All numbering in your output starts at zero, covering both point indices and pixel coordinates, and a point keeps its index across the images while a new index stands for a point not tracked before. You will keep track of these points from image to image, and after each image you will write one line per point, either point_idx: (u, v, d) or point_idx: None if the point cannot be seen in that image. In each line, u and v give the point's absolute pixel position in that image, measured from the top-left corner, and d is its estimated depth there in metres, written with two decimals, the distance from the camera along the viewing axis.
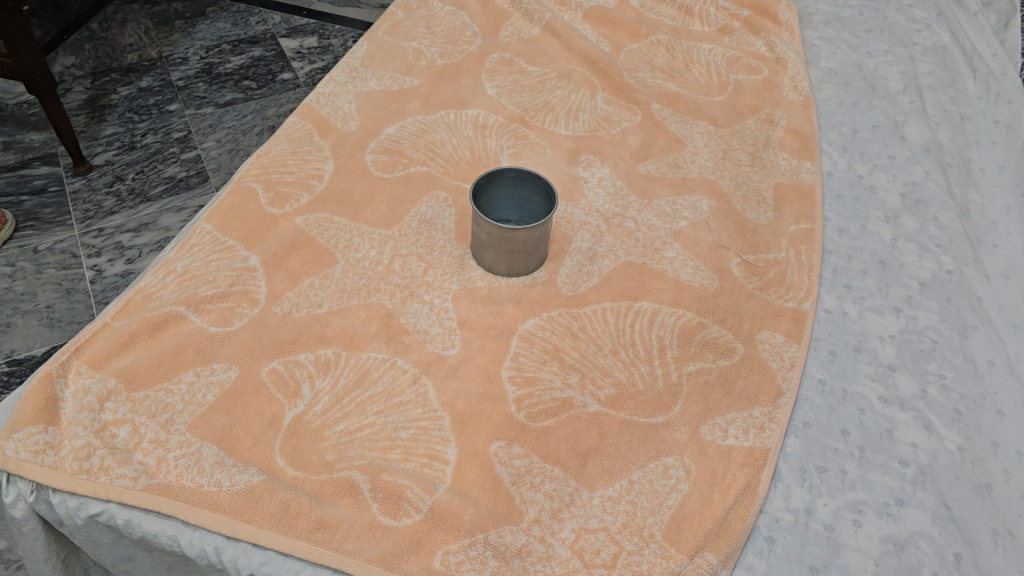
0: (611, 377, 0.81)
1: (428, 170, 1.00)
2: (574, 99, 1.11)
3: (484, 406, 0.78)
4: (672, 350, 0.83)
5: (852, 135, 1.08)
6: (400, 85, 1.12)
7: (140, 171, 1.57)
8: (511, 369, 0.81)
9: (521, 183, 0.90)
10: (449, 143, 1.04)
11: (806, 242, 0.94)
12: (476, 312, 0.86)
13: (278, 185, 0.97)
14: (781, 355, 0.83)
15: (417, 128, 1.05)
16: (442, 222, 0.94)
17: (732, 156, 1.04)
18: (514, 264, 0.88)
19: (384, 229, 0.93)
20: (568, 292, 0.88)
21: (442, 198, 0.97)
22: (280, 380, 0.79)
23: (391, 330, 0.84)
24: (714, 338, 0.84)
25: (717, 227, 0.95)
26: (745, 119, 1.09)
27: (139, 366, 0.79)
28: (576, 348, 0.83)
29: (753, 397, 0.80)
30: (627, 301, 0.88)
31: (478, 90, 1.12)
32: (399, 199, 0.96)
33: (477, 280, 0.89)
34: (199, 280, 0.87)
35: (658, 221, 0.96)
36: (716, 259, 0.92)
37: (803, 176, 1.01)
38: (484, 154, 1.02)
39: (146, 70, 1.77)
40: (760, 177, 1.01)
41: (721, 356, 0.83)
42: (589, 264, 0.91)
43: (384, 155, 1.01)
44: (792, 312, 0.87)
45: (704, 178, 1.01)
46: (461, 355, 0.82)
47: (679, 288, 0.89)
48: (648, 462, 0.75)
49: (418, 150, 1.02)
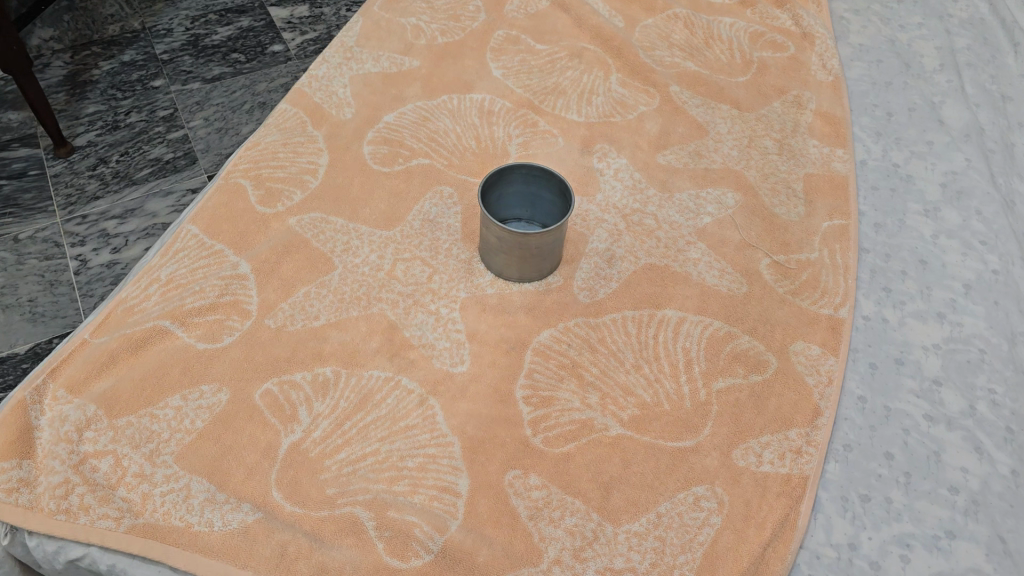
0: (634, 396, 0.74)
1: (431, 162, 0.92)
2: (587, 80, 1.03)
3: (497, 431, 0.72)
4: (699, 364, 0.77)
5: (886, 120, 1.00)
6: (399, 67, 1.04)
7: (125, 153, 1.49)
8: (525, 387, 0.75)
9: (533, 180, 0.83)
10: (453, 132, 0.96)
11: (840, 240, 0.87)
12: (486, 322, 0.79)
13: (269, 182, 0.89)
14: (818, 369, 0.77)
15: (417, 116, 0.98)
16: (447, 221, 0.87)
17: (758, 144, 0.97)
18: (526, 269, 0.81)
19: (385, 230, 0.86)
20: (586, 300, 0.82)
21: (447, 194, 0.90)
22: (274, 404, 0.73)
23: (395, 344, 0.77)
24: (744, 350, 0.78)
25: (744, 224, 0.88)
26: (770, 101, 1.02)
27: (120, 390, 0.73)
28: (595, 363, 0.77)
29: (789, 417, 0.73)
30: (649, 309, 0.81)
31: (484, 71, 1.04)
32: (400, 195, 0.89)
33: (486, 287, 0.82)
34: (185, 290, 0.80)
35: (680, 217, 0.89)
36: (744, 260, 0.85)
37: (835, 165, 0.94)
38: (491, 143, 0.95)
39: (128, 43, 1.67)
40: (789, 168, 0.94)
41: (752, 371, 0.76)
42: (607, 267, 0.84)
43: (383, 147, 0.94)
44: (828, 319, 0.80)
45: (728, 169, 0.94)
46: (471, 372, 0.76)
47: (705, 293, 0.82)
48: (676, 492, 0.69)
49: (420, 140, 0.95)
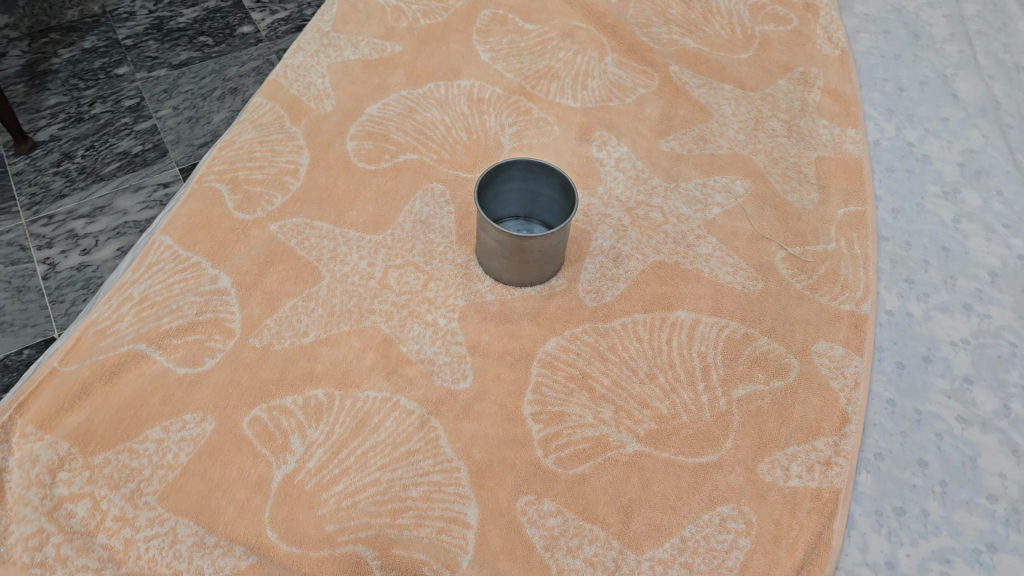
0: (649, 408, 0.70)
1: (421, 157, 0.86)
2: (580, 61, 0.97)
3: (506, 452, 0.67)
4: (716, 371, 0.72)
5: (897, 95, 0.95)
6: (379, 53, 0.97)
7: (90, 147, 1.41)
8: (533, 402, 0.70)
9: (533, 176, 0.77)
10: (441, 123, 0.90)
11: (857, 229, 0.82)
12: (488, 333, 0.74)
13: (246, 185, 0.83)
14: (842, 371, 0.72)
15: (403, 106, 0.91)
16: (440, 222, 0.81)
17: (765, 126, 0.91)
18: (526, 273, 0.76)
19: (374, 234, 0.80)
20: (593, 305, 0.76)
21: (438, 192, 0.84)
22: (264, 433, 0.67)
23: (391, 361, 0.72)
24: (764, 354, 0.73)
25: (755, 214, 0.83)
26: (776, 79, 0.96)
27: (95, 424, 0.67)
28: (607, 373, 0.72)
29: (815, 426, 0.69)
30: (661, 311, 0.76)
31: (471, 54, 0.97)
32: (389, 194, 0.83)
33: (486, 293, 0.77)
34: (161, 309, 0.74)
35: (687, 209, 0.84)
36: (758, 254, 0.80)
37: (847, 147, 0.89)
38: (483, 134, 0.89)
39: (88, 28, 1.59)
40: (799, 151, 0.89)
41: (774, 377, 0.72)
42: (614, 268, 0.79)
43: (367, 142, 0.87)
44: (850, 316, 0.76)
45: (736, 154, 0.89)
46: (474, 388, 0.71)
47: (719, 292, 0.77)
48: (701, 512, 0.64)
49: (407, 133, 0.89)
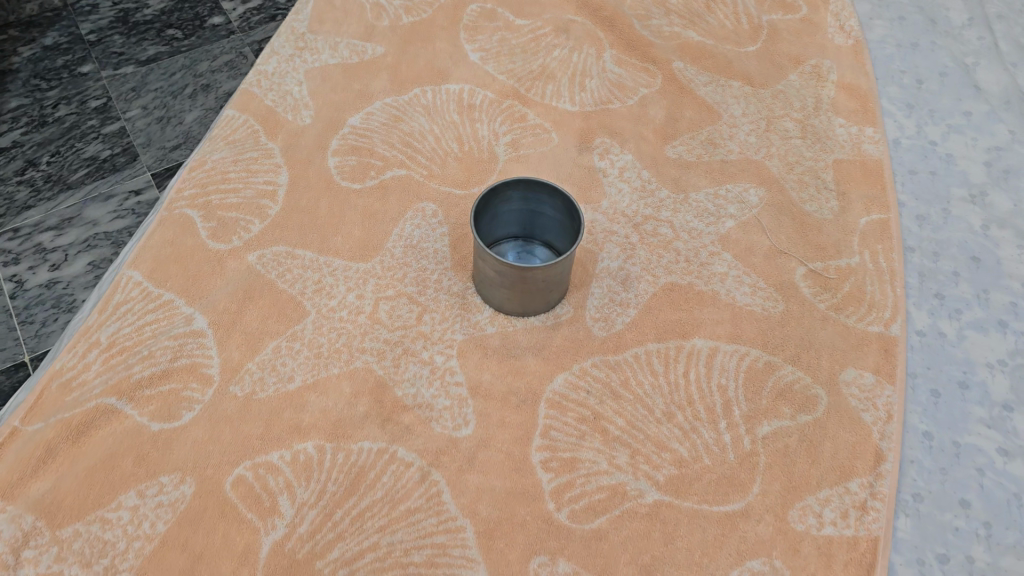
0: (668, 452, 0.64)
1: (409, 173, 0.80)
2: (577, 59, 0.90)
3: (514, 507, 0.62)
4: (738, 406, 0.67)
5: (916, 88, 0.89)
6: (360, 56, 0.90)
7: (56, 153, 1.33)
8: (543, 449, 0.64)
9: (533, 196, 0.71)
10: (430, 133, 0.83)
11: (882, 240, 0.77)
12: (490, 371, 0.68)
13: (220, 210, 0.76)
14: (874, 403, 0.67)
15: (388, 115, 0.84)
16: (433, 246, 0.75)
17: (778, 126, 0.85)
18: (529, 303, 0.70)
19: (361, 262, 0.74)
20: (602, 335, 0.71)
21: (430, 212, 0.77)
22: (249, 495, 0.61)
23: (385, 407, 0.66)
24: (788, 385, 0.68)
25: (772, 226, 0.77)
26: (786, 73, 0.90)
27: (62, 492, 0.61)
28: (620, 413, 0.66)
29: (847, 466, 0.64)
30: (676, 340, 0.70)
31: (459, 55, 0.90)
32: (375, 216, 0.76)
33: (486, 325, 0.71)
34: (132, 356, 0.68)
35: (699, 223, 0.78)
36: (777, 272, 0.75)
37: (866, 148, 0.83)
38: (476, 145, 0.82)
39: (49, 23, 1.50)
40: (815, 154, 0.83)
41: (800, 411, 0.67)
42: (623, 292, 0.73)
43: (351, 157, 0.81)
44: (879, 339, 0.70)
45: (747, 160, 0.82)
46: (478, 435, 0.65)
47: (738, 317, 0.72)
48: (729, 569, 0.59)
49: (393, 145, 0.82)
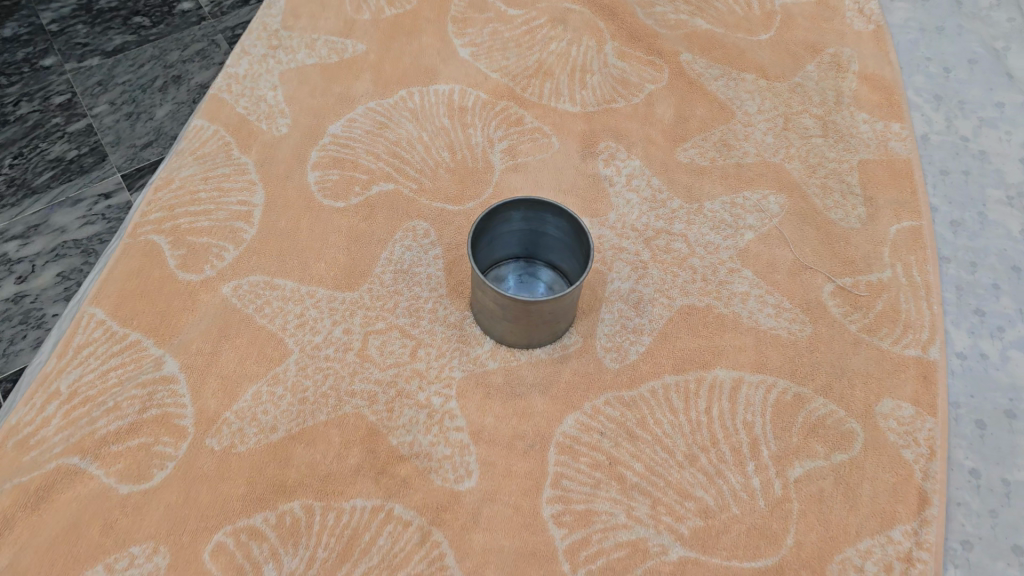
0: (693, 501, 0.59)
1: (398, 188, 0.73)
2: (576, 53, 0.83)
3: (526, 570, 0.56)
4: (767, 446, 0.61)
5: (943, 77, 0.83)
6: (340, 54, 0.82)
7: (17, 155, 1.14)
8: (555, 501, 0.58)
9: (535, 216, 0.64)
10: (419, 141, 0.76)
11: (915, 250, 0.70)
12: (493, 412, 0.62)
13: (190, 236, 0.69)
14: (915, 438, 0.61)
15: (372, 122, 0.77)
16: (425, 270, 0.68)
17: (796, 124, 0.78)
18: (535, 335, 0.63)
19: (347, 291, 0.67)
20: (615, 368, 0.64)
21: (421, 232, 0.70)
22: (231, 566, 0.55)
23: (379, 459, 0.60)
24: (820, 420, 0.62)
25: (795, 238, 0.71)
26: (804, 64, 0.83)
27: (20, 569, 0.54)
28: (638, 457, 0.60)
29: (888, 512, 0.58)
30: (696, 372, 0.64)
31: (447, 50, 0.83)
32: (361, 237, 0.70)
33: (487, 360, 0.64)
34: (95, 408, 0.61)
35: (715, 236, 0.71)
36: (802, 290, 0.68)
37: (892, 146, 0.77)
38: (469, 153, 0.75)
39: (6, 12, 1.30)
40: (838, 155, 0.76)
41: (834, 450, 0.61)
42: (636, 318, 0.67)
43: (333, 170, 0.74)
44: (916, 364, 0.64)
45: (766, 162, 0.76)
46: (482, 488, 0.59)
47: (762, 343, 0.65)
48: None
49: (379, 155, 0.75)
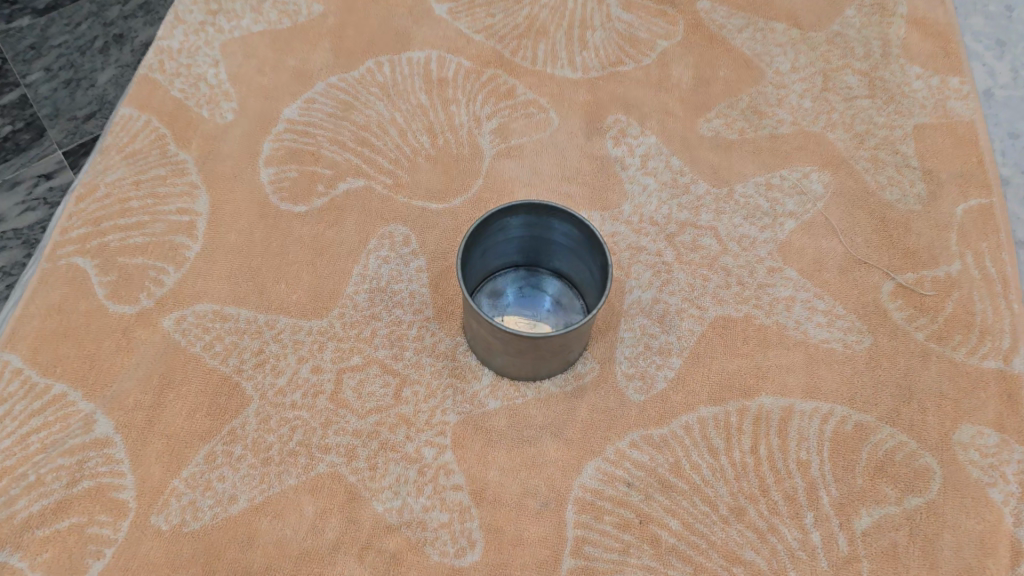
0: (743, 566, 0.49)
1: (369, 184, 0.61)
2: (573, 6, 0.70)
3: None
4: (826, 491, 0.51)
5: (1005, 18, 0.73)
6: (292, 18, 0.69)
7: None
8: (577, 573, 0.48)
9: (540, 221, 0.53)
10: (391, 123, 0.64)
11: (986, 235, 0.59)
12: (498, 464, 0.51)
13: (122, 256, 0.58)
14: (1002, 472, 0.51)
15: (334, 102, 0.65)
16: (407, 287, 0.57)
17: (839, 83, 0.66)
18: (543, 367, 0.52)
19: (314, 319, 0.56)
20: (641, 401, 0.54)
21: (399, 240, 0.59)
22: None
23: (362, 531, 0.49)
24: (887, 455, 0.52)
25: (846, 227, 0.60)
26: (842, 9, 0.70)
27: None
28: (675, 513, 0.50)
29: (976, 569, 0.49)
30: (736, 401, 0.54)
31: (420, 8, 0.70)
32: (328, 249, 0.58)
33: (487, 397, 0.53)
34: (14, 485, 0.50)
35: (751, 228, 0.60)
36: (857, 291, 0.57)
37: (952, 106, 0.65)
38: (453, 138, 0.63)
39: None
40: (889, 119, 0.64)
41: (905, 492, 0.51)
42: (662, 335, 0.56)
43: (291, 166, 0.61)
44: (997, 380, 0.54)
45: (804, 132, 0.64)
46: (488, 562, 0.48)
47: (813, 361, 0.55)
48: None
49: (344, 144, 0.62)
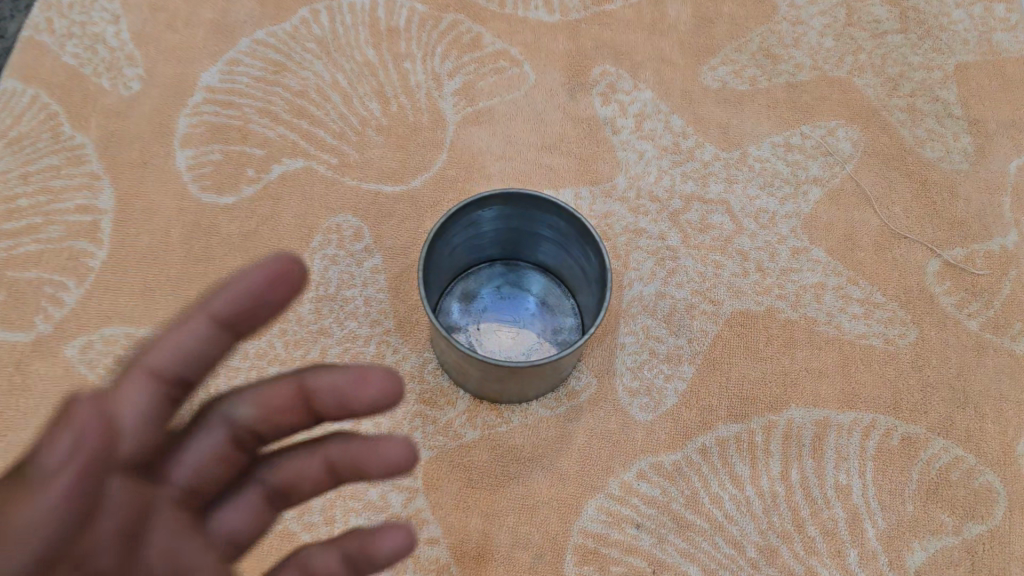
0: None
1: (309, 166, 0.50)
2: None
3: None
4: (872, 522, 0.43)
5: None
6: None
7: None
8: None
9: (519, 211, 0.43)
10: (333, 87, 0.53)
11: None
12: (480, 509, 0.43)
13: (10, 270, 0.47)
14: None
15: (263, 63, 0.53)
16: (362, 293, 0.47)
17: (864, 17, 0.56)
18: (529, 389, 0.43)
19: (248, 338, 0.46)
20: (648, 421, 0.45)
21: (349, 234, 0.48)
22: None
23: None
24: (942, 475, 0.44)
25: (881, 195, 0.50)
26: None
27: None
28: (695, 559, 0.42)
29: None
30: (762, 416, 0.45)
31: None
32: (263, 250, 0.48)
33: (464, 426, 0.44)
34: None
35: (769, 200, 0.50)
36: (898, 272, 0.48)
37: (1000, 39, 0.55)
38: (409, 103, 0.52)
39: None
40: (925, 58, 0.54)
41: (964, 520, 0.43)
42: (670, 338, 0.47)
43: (215, 146, 0.51)
44: None
45: (827, 79, 0.54)
46: None
47: (850, 362, 0.46)
48: None
49: (276, 117, 0.52)
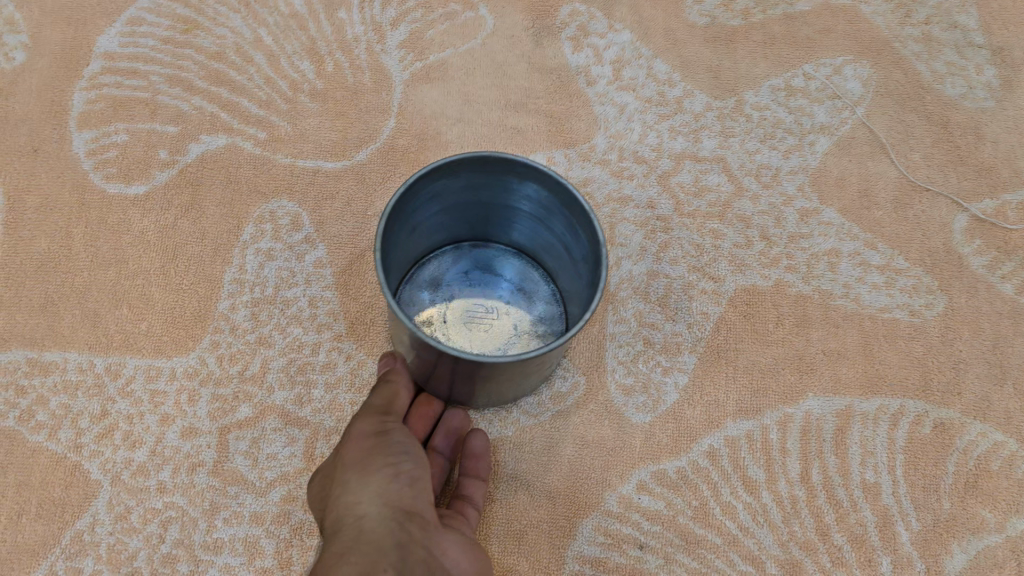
0: None
1: (232, 142, 0.43)
2: None
3: None
4: (905, 524, 0.38)
5: None
6: None
7: None
8: None
9: (490, 182, 0.36)
10: (254, 46, 0.45)
11: None
12: None
13: None
14: None
15: (170, 21, 0.45)
16: (305, 292, 0.40)
17: None
18: (502, 391, 0.36)
19: (174, 355, 0.39)
20: (646, 423, 0.38)
21: (285, 223, 0.41)
22: None
23: None
24: (980, 465, 0.39)
25: (897, 142, 0.44)
26: None
27: None
28: None
29: None
30: (775, 410, 0.39)
31: None
32: (185, 248, 0.41)
33: None
34: None
35: (770, 155, 0.44)
36: (920, 231, 0.42)
37: None
38: (347, 61, 0.45)
39: None
40: None
41: (1006, 515, 0.38)
42: (666, 325, 0.40)
43: (120, 125, 0.43)
44: None
45: (827, 8, 0.47)
46: None
47: (871, 341, 0.40)
48: None
49: (189, 85, 0.44)
